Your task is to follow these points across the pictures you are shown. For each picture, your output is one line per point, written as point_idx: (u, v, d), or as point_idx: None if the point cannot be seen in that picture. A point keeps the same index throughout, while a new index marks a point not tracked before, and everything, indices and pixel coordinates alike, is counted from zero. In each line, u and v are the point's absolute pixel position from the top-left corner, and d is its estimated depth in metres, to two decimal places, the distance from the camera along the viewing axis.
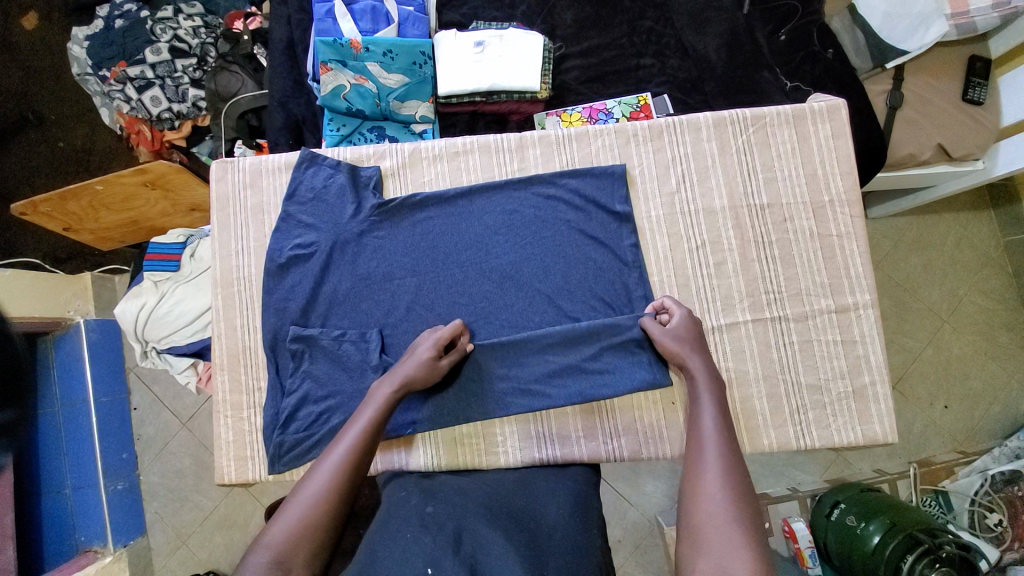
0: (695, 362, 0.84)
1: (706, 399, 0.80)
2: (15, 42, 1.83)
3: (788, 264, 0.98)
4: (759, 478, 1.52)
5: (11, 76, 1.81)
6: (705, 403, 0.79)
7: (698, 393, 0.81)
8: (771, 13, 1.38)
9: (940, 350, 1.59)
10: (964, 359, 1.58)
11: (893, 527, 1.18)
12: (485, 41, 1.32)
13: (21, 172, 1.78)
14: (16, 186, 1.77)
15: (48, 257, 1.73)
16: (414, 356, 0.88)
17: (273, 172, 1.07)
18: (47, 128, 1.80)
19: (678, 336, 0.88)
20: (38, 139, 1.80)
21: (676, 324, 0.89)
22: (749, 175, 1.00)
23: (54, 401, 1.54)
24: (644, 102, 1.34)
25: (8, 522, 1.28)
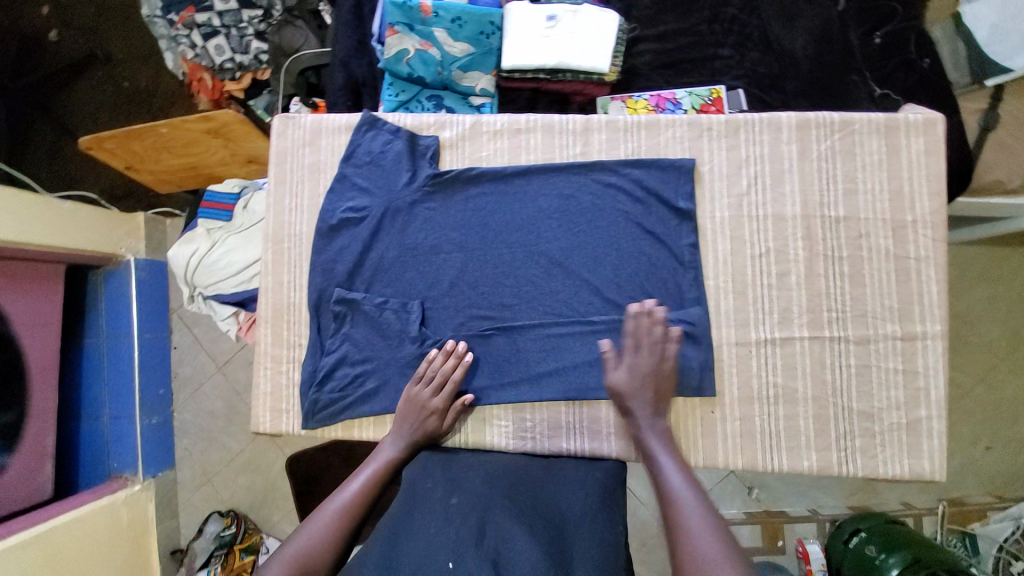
0: (639, 404, 0.85)
1: (665, 448, 0.84)
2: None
3: (857, 283, 0.92)
4: (781, 496, 1.45)
5: (86, 13, 1.87)
6: (664, 455, 0.83)
7: (654, 447, 0.84)
8: (868, 13, 1.29)
9: (992, 390, 1.49)
10: (1016, 402, 1.47)
11: (914, 564, 1.14)
12: (558, 16, 1.27)
13: (85, 108, 1.85)
14: (78, 122, 1.84)
15: (106, 193, 1.83)
16: (418, 415, 0.92)
17: (333, 132, 1.06)
18: (114, 66, 1.85)
19: (628, 381, 0.86)
20: (103, 77, 1.85)
21: (634, 358, 0.87)
22: (827, 184, 0.94)
23: (100, 331, 1.62)
24: (717, 95, 1.28)
25: (49, 441, 1.39)
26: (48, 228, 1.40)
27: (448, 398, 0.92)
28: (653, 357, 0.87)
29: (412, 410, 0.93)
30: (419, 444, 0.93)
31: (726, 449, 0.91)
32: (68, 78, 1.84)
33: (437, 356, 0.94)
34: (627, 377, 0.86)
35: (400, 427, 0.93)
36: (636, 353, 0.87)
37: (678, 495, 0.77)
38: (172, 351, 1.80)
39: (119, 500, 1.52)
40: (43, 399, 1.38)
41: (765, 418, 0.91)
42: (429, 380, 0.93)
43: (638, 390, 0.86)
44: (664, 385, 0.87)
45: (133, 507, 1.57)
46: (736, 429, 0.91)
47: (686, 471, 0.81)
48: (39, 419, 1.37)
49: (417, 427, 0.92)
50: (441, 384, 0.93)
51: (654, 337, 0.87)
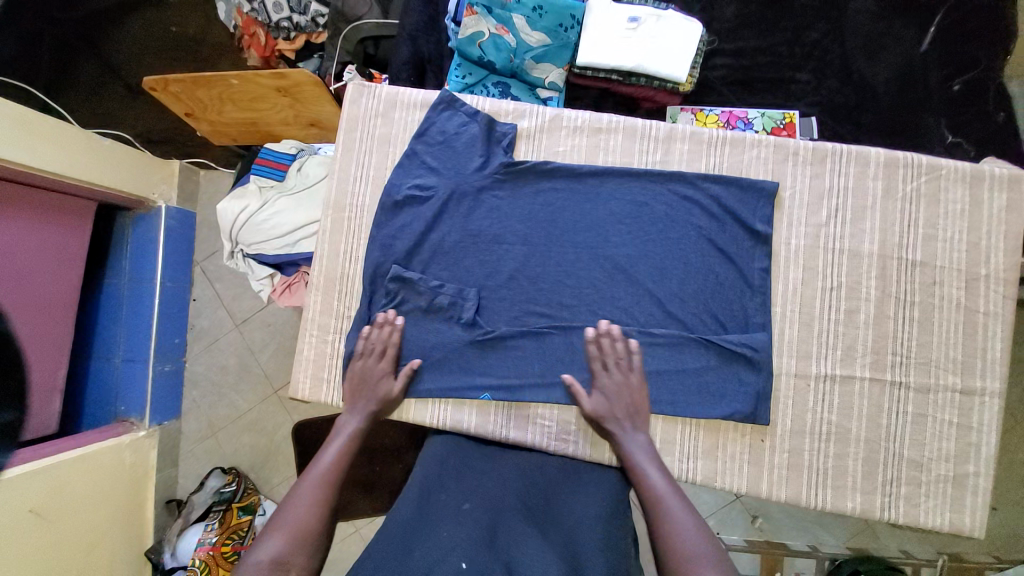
0: (619, 417, 0.87)
1: (646, 458, 0.84)
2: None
3: (925, 329, 0.91)
4: (780, 528, 1.45)
5: None
6: (647, 465, 0.83)
7: (635, 456, 0.84)
8: (951, 58, 1.27)
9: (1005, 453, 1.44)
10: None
11: None
12: (640, 19, 1.25)
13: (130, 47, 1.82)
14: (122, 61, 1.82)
15: (141, 135, 1.80)
16: (371, 385, 0.94)
17: (408, 107, 1.05)
18: (163, 10, 1.83)
19: (602, 402, 0.88)
20: (152, 20, 1.82)
21: (604, 377, 0.89)
22: (907, 226, 0.92)
23: (124, 276, 1.61)
24: (790, 120, 1.25)
25: (60, 376, 1.38)
26: (85, 162, 1.38)
27: (393, 362, 0.96)
28: (625, 376, 0.89)
29: (360, 382, 0.95)
30: (378, 413, 0.94)
31: (770, 479, 0.91)
32: (116, 15, 1.82)
33: (374, 328, 0.97)
34: (606, 393, 0.89)
35: (354, 399, 0.94)
36: (608, 374, 0.90)
37: (660, 503, 0.77)
38: (191, 303, 1.78)
39: (123, 442, 1.51)
40: (60, 335, 1.37)
41: (814, 453, 0.90)
42: (370, 352, 0.96)
43: (620, 405, 0.88)
44: (636, 399, 0.89)
45: (137, 451, 1.57)
46: (782, 460, 0.90)
47: (669, 479, 0.81)
48: (55, 353, 1.36)
49: (371, 398, 0.93)
50: (383, 352, 0.96)
51: (617, 353, 0.90)
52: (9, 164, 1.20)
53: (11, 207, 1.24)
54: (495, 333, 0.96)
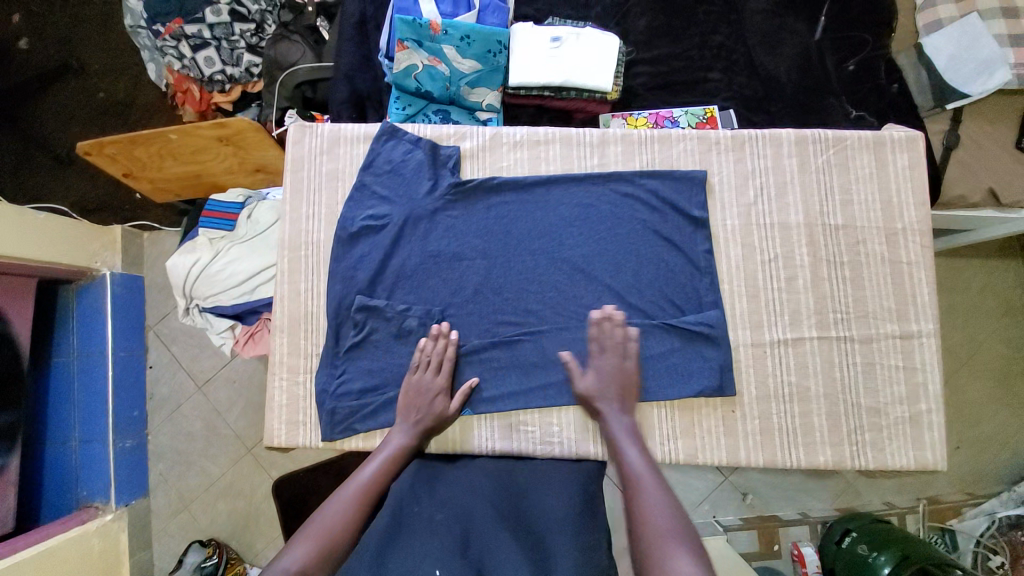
0: (609, 402, 0.89)
1: (625, 433, 0.86)
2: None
3: (858, 286, 0.99)
4: (768, 500, 1.49)
5: (57, 21, 1.84)
6: (626, 441, 0.85)
7: (614, 432, 0.86)
8: (842, 43, 1.42)
9: (957, 393, 1.55)
10: (980, 402, 1.54)
11: (903, 560, 1.19)
12: (561, 38, 1.33)
13: (54, 117, 1.80)
14: (49, 133, 1.79)
15: (77, 204, 1.76)
16: (425, 399, 0.93)
17: (351, 142, 1.07)
18: (87, 78, 1.82)
19: (595, 381, 0.90)
20: (77, 88, 1.82)
21: (600, 360, 0.91)
22: (827, 194, 1.01)
23: (72, 350, 1.54)
24: (710, 114, 1.37)
25: (13, 468, 1.30)
26: (16, 237, 1.32)
27: (448, 377, 0.95)
28: (615, 355, 0.91)
29: (416, 398, 0.93)
30: (431, 429, 0.92)
31: (748, 447, 0.95)
32: (36, 89, 1.81)
33: (429, 341, 0.96)
34: (598, 376, 0.90)
35: (408, 413, 0.92)
36: (601, 355, 0.91)
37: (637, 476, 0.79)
38: (147, 370, 1.71)
39: (89, 530, 1.43)
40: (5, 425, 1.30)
41: (782, 416, 0.96)
42: (426, 366, 0.95)
43: (610, 390, 0.90)
44: (627, 378, 0.91)
45: (105, 536, 1.48)
46: (755, 427, 0.96)
47: (646, 455, 0.83)
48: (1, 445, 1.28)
49: (421, 416, 0.92)
50: (438, 366, 0.95)
51: (615, 339, 0.92)
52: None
53: None
54: (468, 348, 0.98)
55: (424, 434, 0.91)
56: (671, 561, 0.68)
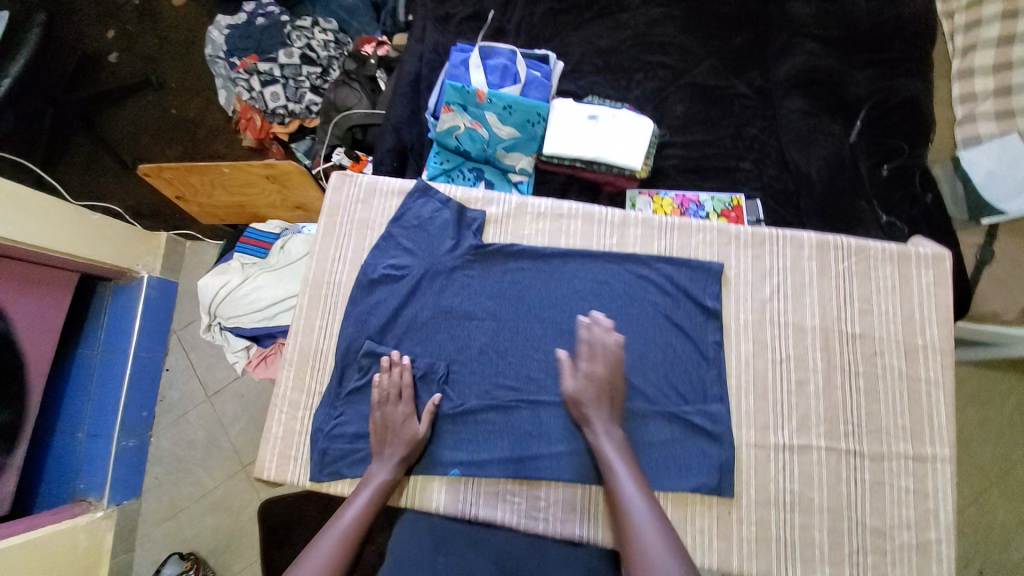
0: (597, 411, 0.88)
1: (618, 460, 0.85)
2: (161, 15, 2.10)
3: (873, 398, 0.96)
4: None
5: (149, 43, 2.07)
6: (619, 469, 0.83)
7: (608, 460, 0.85)
8: (877, 148, 1.44)
9: (984, 513, 1.43)
10: (1010, 527, 1.42)
11: None
12: (599, 116, 1.40)
13: (129, 127, 1.98)
14: (121, 141, 1.96)
15: (131, 208, 1.90)
16: (396, 430, 0.94)
17: (386, 194, 1.14)
18: (165, 94, 2.02)
19: (583, 389, 0.89)
20: (153, 101, 2.01)
21: (589, 365, 0.91)
22: (845, 301, 1.01)
23: (96, 346, 1.59)
24: (738, 203, 1.39)
25: (20, 453, 1.34)
26: (67, 234, 1.41)
27: (411, 403, 0.96)
28: (597, 367, 0.90)
29: (384, 431, 0.95)
30: (406, 460, 0.94)
31: (742, 553, 0.90)
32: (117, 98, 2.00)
33: (383, 372, 0.98)
34: (585, 384, 0.90)
35: (385, 449, 0.94)
36: (589, 363, 0.91)
37: (634, 514, 0.77)
38: (163, 372, 1.76)
39: (77, 525, 1.44)
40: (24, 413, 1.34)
41: (780, 525, 0.91)
42: (388, 398, 0.97)
43: (596, 401, 0.89)
44: (614, 396, 0.90)
45: (91, 535, 1.48)
46: (750, 532, 0.91)
47: (643, 486, 0.81)
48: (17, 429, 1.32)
49: (389, 450, 0.93)
50: (399, 395, 0.97)
51: (608, 345, 0.92)
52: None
53: None
54: (464, 407, 0.98)
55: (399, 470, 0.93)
56: None
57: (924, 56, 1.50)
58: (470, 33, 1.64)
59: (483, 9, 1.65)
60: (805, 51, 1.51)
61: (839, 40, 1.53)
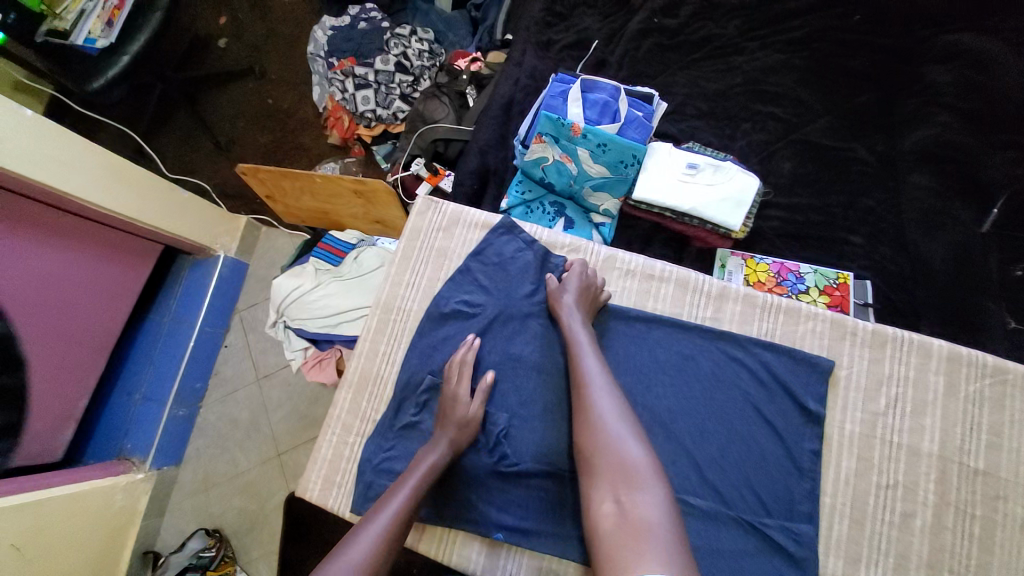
0: (569, 308, 0.94)
1: (588, 344, 0.90)
2: (271, 7, 2.20)
3: (986, 549, 0.82)
4: None
5: (257, 33, 2.17)
6: (589, 352, 0.88)
7: (578, 341, 0.90)
8: (1012, 247, 1.25)
9: None
10: None
11: None
12: (699, 166, 1.30)
13: (228, 111, 2.08)
14: (219, 122, 2.06)
15: (217, 187, 1.98)
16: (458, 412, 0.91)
17: (469, 226, 1.11)
18: (264, 83, 2.10)
19: (561, 289, 0.97)
20: (252, 89, 2.10)
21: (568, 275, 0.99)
22: (972, 429, 0.88)
23: (166, 315, 1.65)
24: (844, 280, 1.25)
25: (79, 406, 1.38)
26: (159, 209, 1.47)
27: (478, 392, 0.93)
28: (581, 270, 0.98)
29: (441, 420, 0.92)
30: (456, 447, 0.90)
31: None
32: (221, 81, 2.10)
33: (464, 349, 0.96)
34: (561, 290, 0.97)
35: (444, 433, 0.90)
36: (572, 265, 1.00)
37: (596, 388, 0.82)
38: (221, 349, 1.81)
39: (117, 484, 1.46)
40: (88, 367, 1.39)
41: None
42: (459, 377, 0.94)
43: (572, 302, 0.95)
44: (591, 295, 0.97)
45: (129, 494, 1.51)
46: None
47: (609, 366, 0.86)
48: (79, 383, 1.37)
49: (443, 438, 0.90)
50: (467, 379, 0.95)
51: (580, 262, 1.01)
52: (92, 207, 1.29)
53: (80, 243, 1.31)
54: (519, 469, 0.92)
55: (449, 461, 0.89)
56: (617, 450, 0.73)
57: None
58: (570, 62, 1.60)
59: (587, 38, 1.61)
60: (938, 122, 1.36)
61: (983, 111, 1.36)
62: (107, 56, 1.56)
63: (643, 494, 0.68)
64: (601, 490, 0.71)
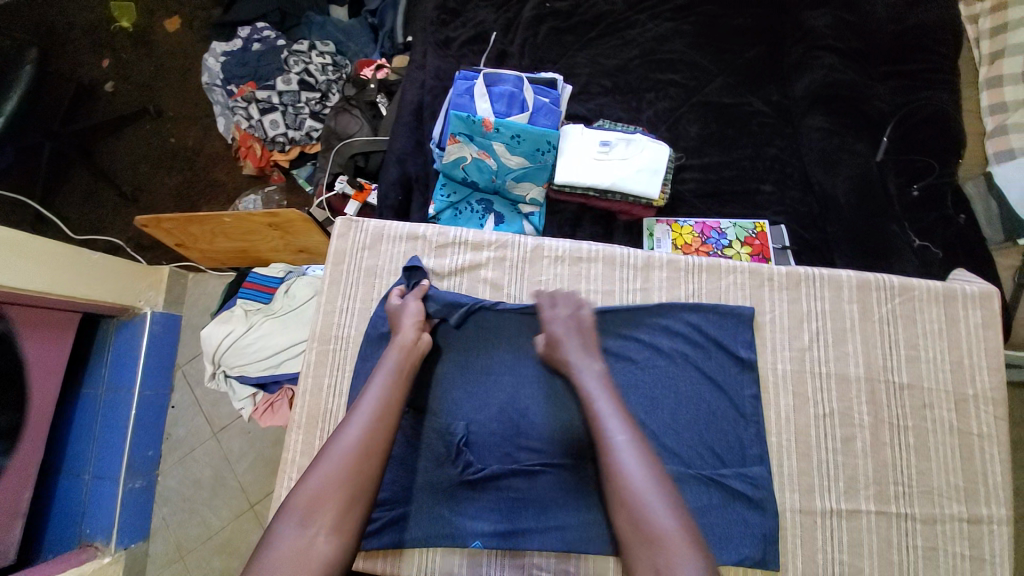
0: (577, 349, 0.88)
1: (597, 386, 0.84)
2: (154, 41, 2.06)
3: (921, 455, 0.92)
4: None
5: (145, 70, 2.02)
6: (601, 400, 0.81)
7: (586, 386, 0.84)
8: (905, 166, 1.38)
9: None
10: None
11: None
12: (611, 143, 1.34)
13: (127, 157, 1.94)
14: (120, 171, 1.92)
15: (131, 241, 1.84)
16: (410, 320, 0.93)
17: (394, 239, 1.08)
18: (162, 122, 1.97)
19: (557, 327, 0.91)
20: (150, 130, 1.97)
21: (556, 308, 0.95)
22: (891, 348, 0.96)
23: (101, 383, 1.54)
24: (761, 229, 1.33)
25: (25, 498, 1.28)
26: (67, 276, 1.34)
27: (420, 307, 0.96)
28: (574, 310, 0.94)
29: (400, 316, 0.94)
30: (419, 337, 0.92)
31: None
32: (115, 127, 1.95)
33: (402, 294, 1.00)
34: (563, 327, 0.91)
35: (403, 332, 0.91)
36: (553, 309, 0.94)
37: (613, 447, 0.76)
38: (169, 410, 1.69)
39: (83, 574, 1.36)
40: (28, 455, 1.29)
41: None
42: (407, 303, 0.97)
43: (575, 340, 0.90)
44: (584, 324, 0.93)
45: None
46: None
47: (624, 416, 0.80)
48: (19, 476, 1.27)
49: (408, 330, 0.91)
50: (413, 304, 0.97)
51: (565, 295, 0.96)
52: None
53: None
54: (486, 473, 0.92)
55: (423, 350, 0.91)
56: (648, 517, 0.71)
57: (950, 66, 1.43)
58: (472, 57, 1.58)
59: (485, 31, 1.60)
60: (824, 65, 1.43)
61: (860, 49, 1.45)
62: None
63: (680, 562, 0.67)
64: (638, 563, 0.70)
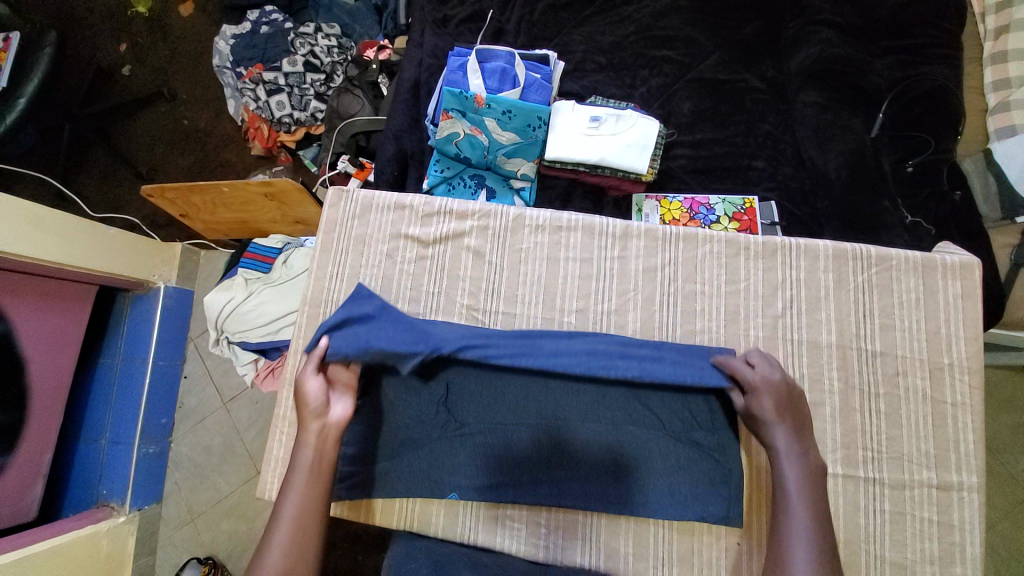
0: (785, 436, 0.83)
1: (791, 482, 0.79)
2: (169, 26, 2.11)
3: (893, 422, 0.93)
4: None
5: (160, 53, 2.08)
6: (794, 495, 0.78)
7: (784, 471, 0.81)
8: (900, 142, 1.36)
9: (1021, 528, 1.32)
10: None
11: None
12: (601, 118, 1.35)
13: (144, 138, 2.01)
14: (136, 152, 1.99)
15: (147, 220, 1.92)
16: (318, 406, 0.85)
17: (382, 209, 1.12)
18: (176, 105, 2.04)
19: (766, 404, 0.85)
20: (165, 113, 2.03)
21: (770, 375, 0.87)
22: (864, 317, 0.97)
23: (117, 355, 1.62)
24: (750, 205, 1.34)
25: (44, 461, 1.38)
26: (86, 250, 1.40)
27: (321, 385, 0.87)
28: (772, 371, 0.88)
29: (303, 401, 0.85)
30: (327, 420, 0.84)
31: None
32: (131, 109, 2.02)
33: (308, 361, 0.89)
34: (774, 406, 0.85)
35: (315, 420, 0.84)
36: (764, 374, 0.87)
37: (791, 537, 0.75)
38: (181, 380, 1.78)
39: (99, 530, 1.44)
40: (49, 418, 1.38)
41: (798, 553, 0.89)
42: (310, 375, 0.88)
43: (783, 423, 0.84)
44: (795, 405, 0.85)
45: (114, 539, 1.48)
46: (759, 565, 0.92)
47: (812, 512, 0.77)
48: (40, 437, 1.36)
49: (314, 425, 0.83)
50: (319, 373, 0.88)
51: (778, 364, 0.89)
52: (8, 258, 1.21)
53: (6, 298, 1.25)
54: (465, 430, 0.94)
55: (336, 438, 0.84)
56: None
57: (951, 40, 1.40)
58: (470, 35, 1.60)
59: (483, 9, 1.60)
60: (820, 40, 1.41)
61: (859, 24, 1.43)
62: (4, 103, 1.46)
63: None
64: None
